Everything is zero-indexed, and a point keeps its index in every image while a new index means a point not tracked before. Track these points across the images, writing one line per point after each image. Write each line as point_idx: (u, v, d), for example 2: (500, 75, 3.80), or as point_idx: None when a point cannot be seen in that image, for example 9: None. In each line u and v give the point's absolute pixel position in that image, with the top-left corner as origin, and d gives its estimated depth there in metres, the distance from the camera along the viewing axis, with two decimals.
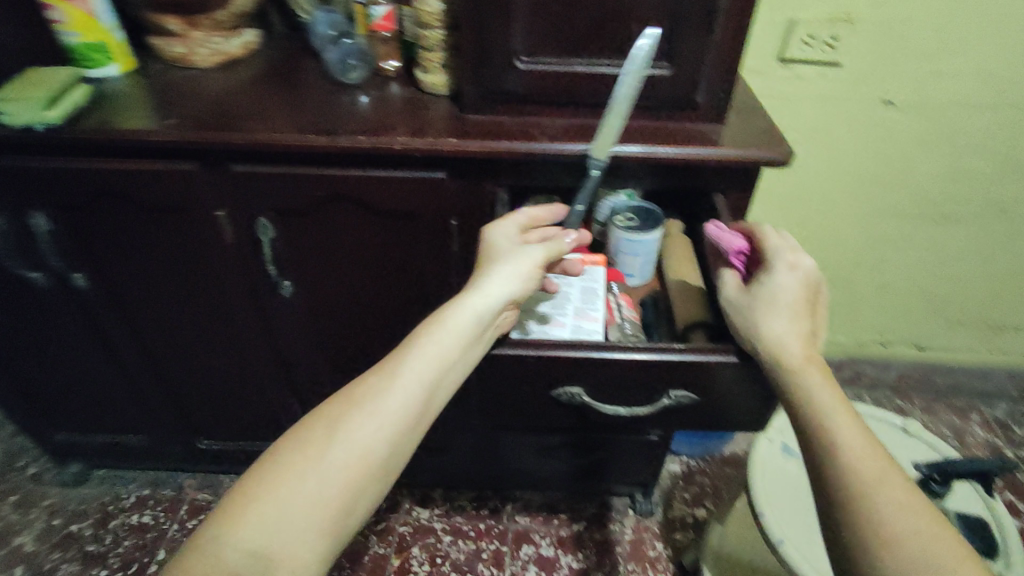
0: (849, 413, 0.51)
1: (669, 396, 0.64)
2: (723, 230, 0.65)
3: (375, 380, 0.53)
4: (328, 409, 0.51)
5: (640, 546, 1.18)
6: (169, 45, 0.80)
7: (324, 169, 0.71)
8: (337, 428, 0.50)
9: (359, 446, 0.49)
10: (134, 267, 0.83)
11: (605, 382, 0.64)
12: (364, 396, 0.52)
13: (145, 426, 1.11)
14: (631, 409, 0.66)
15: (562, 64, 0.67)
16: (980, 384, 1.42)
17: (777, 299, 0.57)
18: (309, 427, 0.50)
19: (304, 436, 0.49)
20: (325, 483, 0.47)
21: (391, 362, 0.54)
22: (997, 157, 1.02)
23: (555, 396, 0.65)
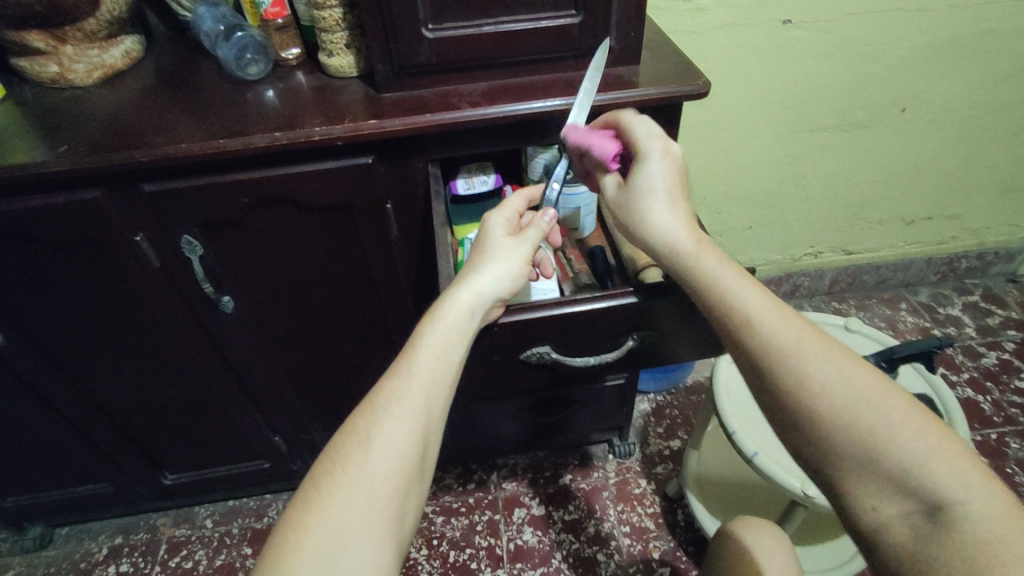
0: (755, 281, 0.54)
1: (634, 336, 0.65)
2: (587, 134, 0.62)
3: (376, 411, 0.50)
4: (335, 456, 0.48)
5: (625, 487, 1.22)
6: (41, 66, 0.73)
7: (244, 174, 0.67)
8: (354, 472, 0.47)
9: (382, 483, 0.47)
10: (53, 312, 0.77)
11: (570, 337, 0.65)
12: (371, 432, 0.49)
13: (103, 474, 1.05)
14: (601, 356, 0.67)
15: (471, 25, 0.65)
16: (903, 275, 1.53)
17: (653, 188, 0.58)
18: (321, 479, 0.47)
19: (319, 493, 0.46)
20: (360, 532, 0.45)
21: (386, 388, 0.52)
22: (890, 60, 1.08)
23: (525, 358, 0.66)
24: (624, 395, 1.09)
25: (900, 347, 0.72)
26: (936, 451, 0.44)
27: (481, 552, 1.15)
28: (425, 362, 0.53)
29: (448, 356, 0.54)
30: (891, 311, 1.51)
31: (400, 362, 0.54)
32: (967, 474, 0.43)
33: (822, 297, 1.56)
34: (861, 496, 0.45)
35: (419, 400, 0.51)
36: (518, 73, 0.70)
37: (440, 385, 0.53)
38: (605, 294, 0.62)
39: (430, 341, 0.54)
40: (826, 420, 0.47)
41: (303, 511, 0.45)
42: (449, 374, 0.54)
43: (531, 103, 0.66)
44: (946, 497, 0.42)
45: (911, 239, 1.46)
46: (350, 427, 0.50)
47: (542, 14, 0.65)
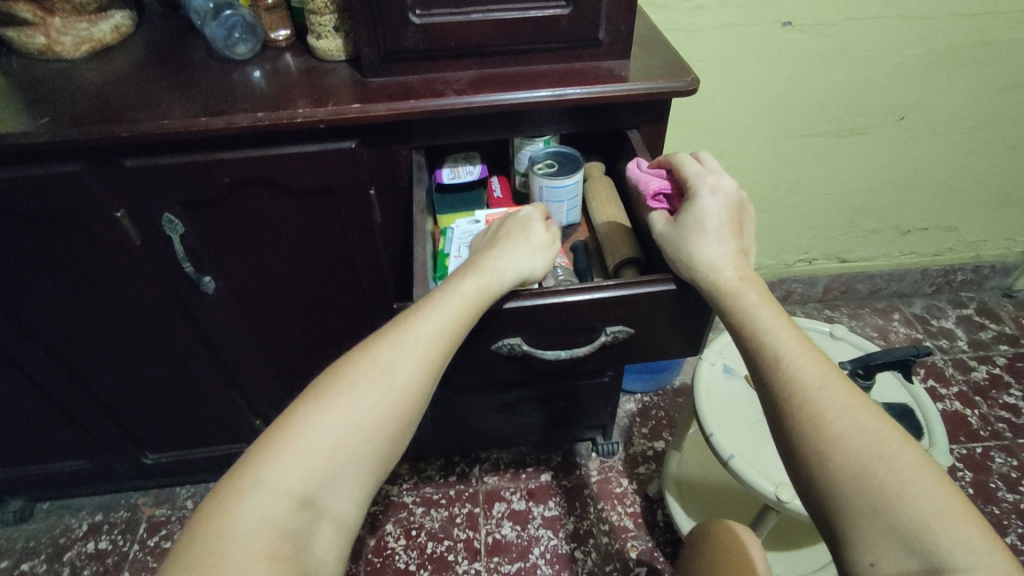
0: (791, 327, 0.53)
1: (606, 333, 0.65)
2: (642, 172, 0.66)
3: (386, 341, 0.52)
4: (340, 375, 0.50)
5: (607, 485, 1.22)
6: (29, 37, 0.73)
7: (225, 153, 0.67)
8: (354, 394, 0.48)
9: (384, 407, 0.48)
10: (32, 284, 0.77)
11: (543, 330, 0.64)
12: (380, 358, 0.50)
13: (84, 450, 1.05)
14: (571, 350, 0.67)
15: (458, 13, 0.64)
16: (897, 285, 1.52)
17: (703, 223, 0.58)
18: (320, 394, 0.49)
19: (320, 403, 0.48)
20: (351, 451, 0.47)
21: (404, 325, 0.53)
22: (889, 67, 1.07)
23: (495, 349, 0.65)
24: (609, 394, 1.08)
25: (877, 354, 0.71)
26: (944, 512, 0.40)
27: (459, 544, 1.15)
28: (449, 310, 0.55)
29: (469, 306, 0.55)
30: (883, 321, 1.50)
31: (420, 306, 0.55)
32: (974, 538, 0.39)
33: (815, 304, 1.55)
34: (858, 545, 0.41)
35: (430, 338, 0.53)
36: (507, 63, 0.69)
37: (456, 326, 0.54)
38: (611, 283, 0.62)
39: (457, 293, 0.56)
40: (835, 461, 0.44)
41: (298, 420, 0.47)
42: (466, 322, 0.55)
43: (517, 94, 0.66)
44: (949, 560, 0.38)
45: (907, 250, 1.45)
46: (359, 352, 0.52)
47: (532, 4, 0.64)
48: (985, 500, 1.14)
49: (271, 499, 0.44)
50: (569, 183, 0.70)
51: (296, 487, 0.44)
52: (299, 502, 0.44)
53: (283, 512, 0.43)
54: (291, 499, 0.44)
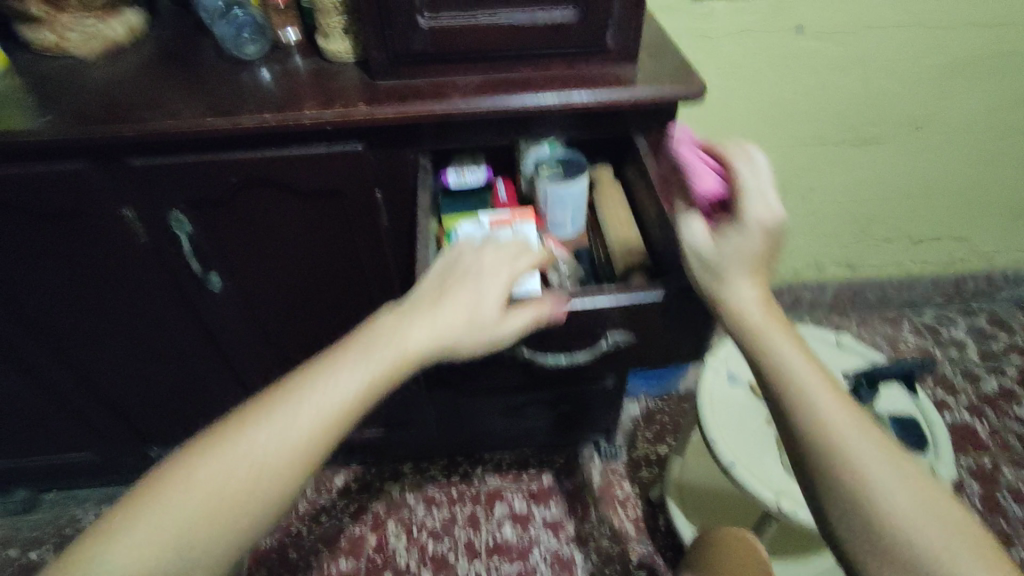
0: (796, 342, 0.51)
1: (607, 339, 0.65)
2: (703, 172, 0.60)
3: (345, 354, 0.49)
4: (286, 388, 0.48)
5: (609, 489, 1.22)
6: (41, 34, 0.73)
7: (232, 152, 0.67)
8: (295, 411, 0.46)
9: (272, 444, 0.45)
10: (42, 279, 0.78)
11: (544, 335, 0.64)
12: (329, 376, 0.48)
13: (91, 442, 1.07)
14: (571, 356, 0.67)
15: (467, 17, 0.64)
16: (908, 293, 1.50)
17: (745, 260, 0.54)
18: (267, 401, 0.47)
19: (260, 413, 0.46)
20: (277, 471, 0.44)
21: (371, 333, 0.51)
22: (904, 75, 1.06)
23: (495, 352, 0.65)
24: (613, 398, 1.08)
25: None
26: (959, 542, 0.41)
27: (459, 544, 1.15)
28: (426, 320, 0.51)
29: (450, 315, 0.52)
30: (892, 329, 1.49)
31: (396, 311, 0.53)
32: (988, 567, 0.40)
33: (823, 310, 1.53)
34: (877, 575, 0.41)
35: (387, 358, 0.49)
36: (515, 67, 0.69)
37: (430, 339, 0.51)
38: (610, 288, 0.62)
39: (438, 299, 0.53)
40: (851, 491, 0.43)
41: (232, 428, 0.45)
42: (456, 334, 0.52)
43: (524, 98, 0.66)
44: None
45: (919, 258, 1.43)
46: (319, 362, 0.49)
47: (540, 9, 0.64)
48: (991, 514, 1.13)
49: (186, 500, 0.42)
50: (574, 188, 0.70)
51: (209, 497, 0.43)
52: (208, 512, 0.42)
53: (150, 556, 0.41)
54: (202, 507, 0.42)
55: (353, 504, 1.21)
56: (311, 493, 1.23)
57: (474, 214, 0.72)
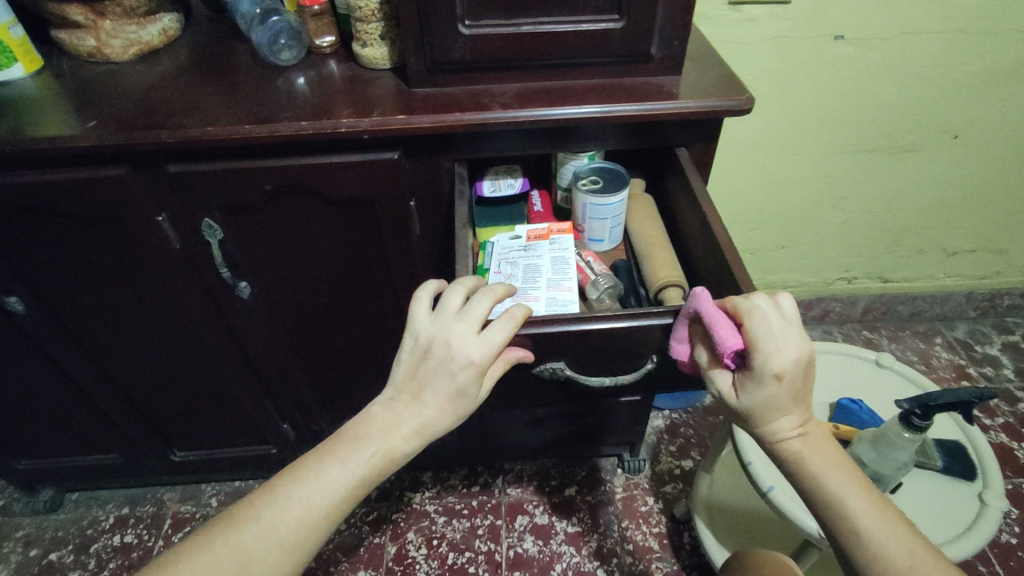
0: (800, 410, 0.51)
1: (651, 359, 0.63)
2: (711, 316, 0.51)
3: (336, 450, 0.50)
4: (277, 486, 0.48)
5: (632, 503, 1.19)
6: (78, 39, 0.74)
7: (267, 160, 0.66)
8: (290, 512, 0.47)
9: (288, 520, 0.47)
10: (73, 283, 0.78)
11: (587, 354, 0.63)
12: (323, 473, 0.48)
13: (115, 446, 1.07)
14: (615, 377, 0.65)
15: (509, 24, 0.63)
16: (940, 308, 1.47)
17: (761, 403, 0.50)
18: (260, 501, 0.48)
19: (255, 511, 0.47)
20: (273, 571, 0.46)
21: (362, 423, 0.51)
22: (946, 84, 1.03)
23: (537, 372, 0.64)
24: (640, 412, 1.07)
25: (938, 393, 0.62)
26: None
27: (480, 557, 1.13)
28: (416, 413, 0.51)
29: (440, 404, 0.51)
30: (924, 345, 1.45)
31: (385, 399, 0.52)
32: None
33: (852, 324, 1.50)
34: None
35: (380, 451, 0.50)
36: (555, 77, 0.68)
37: (420, 430, 0.51)
38: (658, 309, 0.59)
39: (429, 386, 0.51)
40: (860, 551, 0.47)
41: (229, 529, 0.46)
42: (440, 424, 0.52)
43: (565, 109, 0.64)
44: None
45: (953, 271, 1.39)
46: (309, 457, 0.50)
47: (584, 17, 0.63)
48: None
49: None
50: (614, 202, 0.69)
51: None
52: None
53: None
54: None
55: (372, 513, 1.20)
56: None
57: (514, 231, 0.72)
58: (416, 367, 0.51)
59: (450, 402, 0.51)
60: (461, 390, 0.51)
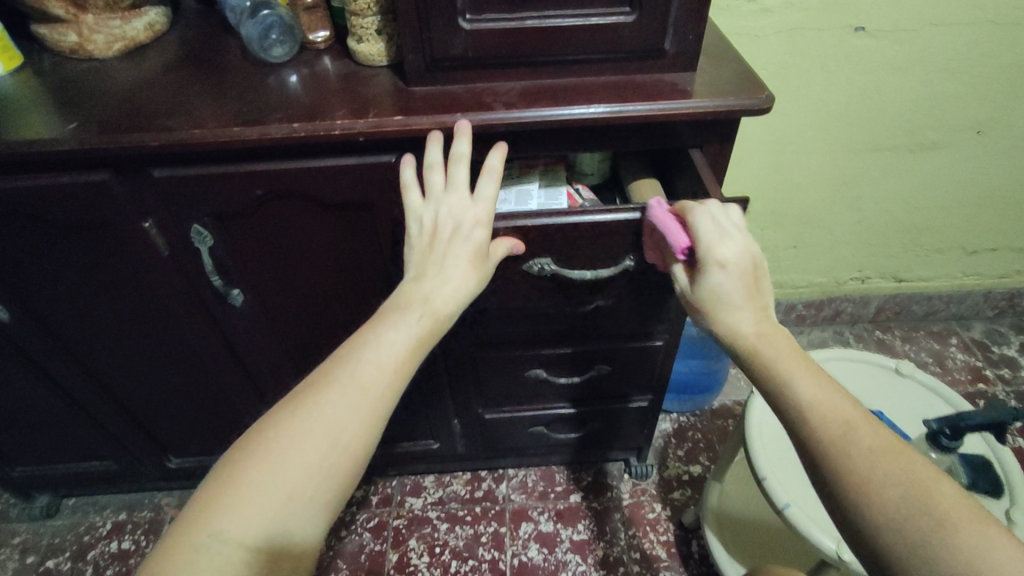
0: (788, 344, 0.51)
1: (631, 257, 0.68)
2: (668, 223, 0.59)
3: (337, 376, 0.47)
4: (280, 424, 0.45)
5: (639, 510, 1.16)
6: (60, 34, 0.70)
7: (258, 164, 0.63)
8: (303, 443, 0.44)
9: (331, 413, 0.46)
10: (59, 290, 0.75)
11: (572, 249, 0.67)
12: (328, 399, 0.46)
13: (109, 452, 1.04)
14: (597, 272, 0.69)
15: (513, 18, 0.59)
16: (956, 308, 1.43)
17: (720, 295, 0.54)
18: (266, 441, 0.45)
19: (266, 451, 0.44)
20: (327, 463, 0.44)
21: (390, 308, 0.53)
22: (971, 77, 0.98)
23: (526, 268, 0.69)
24: (648, 416, 1.04)
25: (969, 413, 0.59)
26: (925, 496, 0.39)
27: (483, 565, 1.11)
28: (444, 281, 0.54)
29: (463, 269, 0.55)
30: (938, 346, 1.41)
31: (392, 306, 0.53)
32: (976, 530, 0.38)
33: (864, 324, 1.46)
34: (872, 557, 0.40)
35: (391, 361, 0.49)
36: (562, 74, 0.64)
37: (436, 307, 0.52)
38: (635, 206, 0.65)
39: (447, 255, 0.55)
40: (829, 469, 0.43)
41: (238, 471, 0.43)
42: (468, 285, 0.55)
43: (572, 109, 0.60)
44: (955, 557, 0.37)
45: (970, 271, 1.35)
46: (329, 364, 0.49)
47: (593, 11, 0.59)
48: None
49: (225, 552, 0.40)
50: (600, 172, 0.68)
51: (248, 540, 0.41)
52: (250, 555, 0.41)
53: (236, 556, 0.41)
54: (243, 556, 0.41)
55: (373, 519, 1.18)
56: None
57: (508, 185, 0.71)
58: (430, 245, 0.56)
59: (471, 262, 0.56)
60: (478, 250, 0.56)
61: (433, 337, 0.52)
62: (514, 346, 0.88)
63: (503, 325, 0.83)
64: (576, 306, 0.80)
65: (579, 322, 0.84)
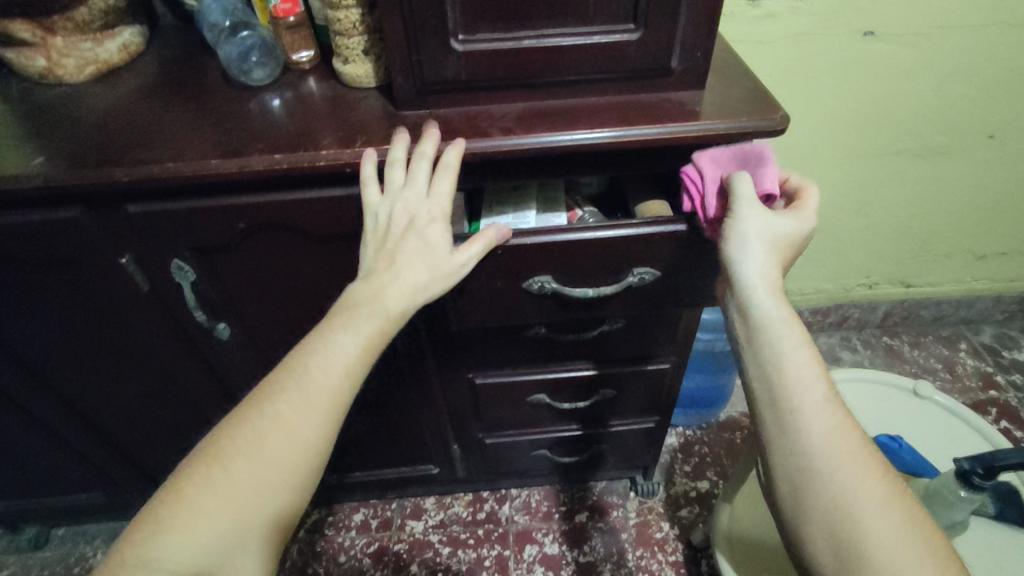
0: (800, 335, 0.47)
1: (634, 273, 0.63)
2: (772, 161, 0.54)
3: (282, 387, 0.45)
4: (218, 445, 0.44)
5: (646, 529, 1.13)
6: (27, 59, 0.65)
7: (239, 197, 0.59)
8: (241, 468, 0.42)
9: (282, 432, 0.43)
10: (35, 327, 0.71)
11: (571, 266, 0.62)
12: (275, 412, 0.44)
13: (97, 484, 1.00)
14: (599, 289, 0.64)
15: (509, 38, 0.56)
16: (965, 312, 1.40)
17: (781, 241, 0.50)
18: (210, 458, 0.43)
19: (206, 471, 0.42)
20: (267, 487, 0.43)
21: (343, 302, 0.49)
22: (983, 81, 0.95)
23: (526, 287, 0.64)
24: (654, 437, 1.01)
25: (1004, 454, 0.61)
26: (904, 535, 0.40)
27: None
28: (394, 275, 0.50)
29: (421, 262, 0.51)
30: (948, 351, 1.38)
31: (341, 305, 0.49)
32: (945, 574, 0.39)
33: (872, 329, 1.43)
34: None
35: (341, 369, 0.46)
36: (562, 95, 0.60)
37: (388, 306, 0.49)
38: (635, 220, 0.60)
39: (400, 247, 0.51)
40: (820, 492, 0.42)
41: (179, 491, 0.42)
42: (422, 283, 0.51)
43: (574, 134, 0.56)
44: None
45: (980, 275, 1.32)
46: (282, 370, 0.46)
47: (594, 28, 0.55)
48: None
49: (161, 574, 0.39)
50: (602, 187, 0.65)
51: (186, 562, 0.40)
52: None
53: None
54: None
55: (373, 544, 1.14)
56: (330, 531, 1.16)
57: (508, 207, 0.66)
58: (382, 240, 0.52)
59: (424, 259, 0.51)
60: (430, 245, 0.52)
61: (387, 336, 0.49)
62: (516, 372, 0.84)
63: (504, 351, 0.80)
64: (581, 330, 0.77)
65: (583, 346, 0.80)
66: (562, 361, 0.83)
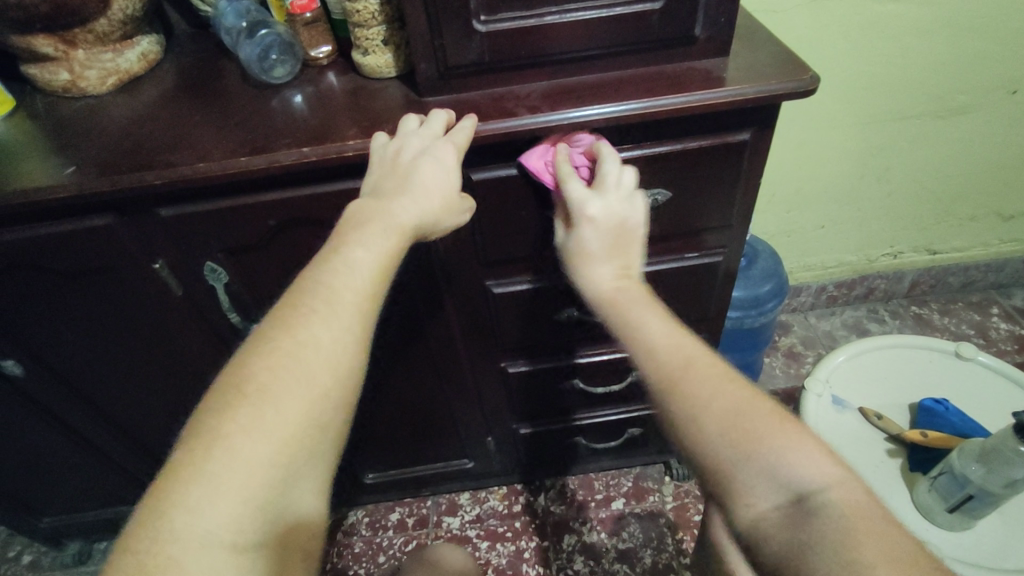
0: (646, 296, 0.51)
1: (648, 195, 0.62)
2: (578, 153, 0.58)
3: (311, 310, 0.43)
4: (254, 374, 0.40)
5: (684, 513, 1.12)
6: (51, 73, 0.66)
7: (267, 193, 0.59)
8: (282, 393, 0.40)
9: (319, 352, 0.42)
10: (71, 339, 0.71)
11: None
12: (313, 333, 0.42)
13: (138, 496, 1.01)
14: None
15: (530, 15, 0.55)
16: (994, 277, 1.37)
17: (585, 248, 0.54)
18: (246, 399, 0.39)
19: (249, 411, 0.39)
20: (307, 412, 0.40)
21: (355, 218, 0.49)
22: (1003, 35, 0.93)
23: (547, 214, 0.63)
24: None
25: None
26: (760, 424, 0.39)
27: None
28: (407, 193, 0.51)
29: (433, 196, 0.52)
30: (979, 317, 1.35)
31: (353, 220, 0.49)
32: (808, 453, 0.38)
33: (899, 300, 1.41)
34: (728, 488, 0.39)
35: (365, 282, 0.46)
36: (585, 71, 0.59)
37: (402, 222, 0.49)
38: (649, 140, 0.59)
39: (410, 181, 0.52)
40: (674, 408, 0.42)
41: (218, 428, 0.38)
42: (432, 211, 0.52)
43: (601, 107, 0.55)
44: (809, 486, 0.37)
45: (1007, 237, 1.30)
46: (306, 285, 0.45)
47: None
48: None
49: (216, 545, 0.36)
50: None
51: (241, 530, 0.37)
52: (249, 546, 0.37)
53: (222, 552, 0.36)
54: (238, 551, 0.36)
55: (412, 542, 1.14)
56: (366, 532, 1.17)
57: None
58: (394, 167, 0.53)
59: (439, 191, 0.52)
60: (443, 181, 0.53)
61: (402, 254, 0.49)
62: (548, 357, 0.84)
63: (536, 337, 0.79)
64: None
65: None
66: (594, 342, 0.83)
